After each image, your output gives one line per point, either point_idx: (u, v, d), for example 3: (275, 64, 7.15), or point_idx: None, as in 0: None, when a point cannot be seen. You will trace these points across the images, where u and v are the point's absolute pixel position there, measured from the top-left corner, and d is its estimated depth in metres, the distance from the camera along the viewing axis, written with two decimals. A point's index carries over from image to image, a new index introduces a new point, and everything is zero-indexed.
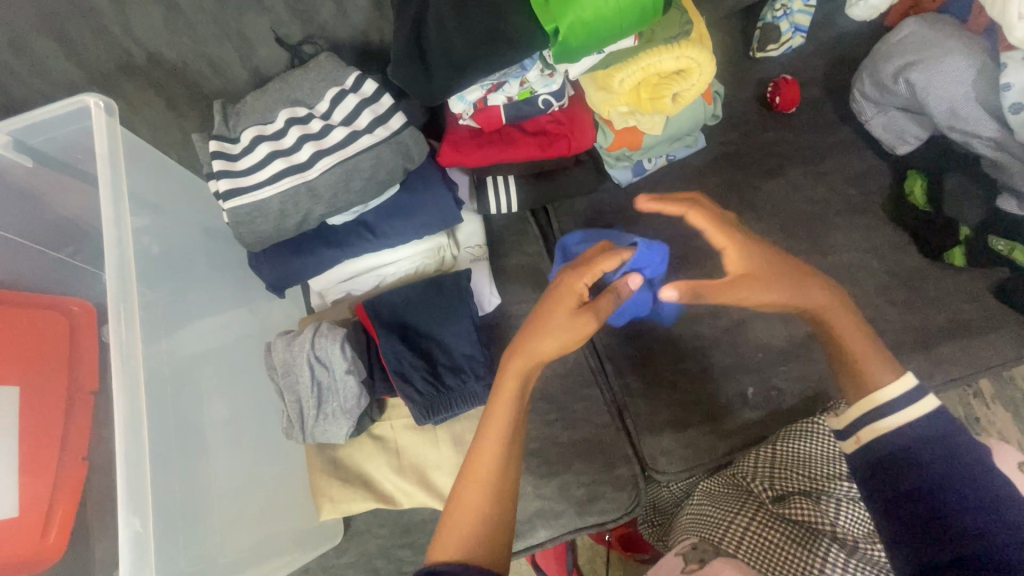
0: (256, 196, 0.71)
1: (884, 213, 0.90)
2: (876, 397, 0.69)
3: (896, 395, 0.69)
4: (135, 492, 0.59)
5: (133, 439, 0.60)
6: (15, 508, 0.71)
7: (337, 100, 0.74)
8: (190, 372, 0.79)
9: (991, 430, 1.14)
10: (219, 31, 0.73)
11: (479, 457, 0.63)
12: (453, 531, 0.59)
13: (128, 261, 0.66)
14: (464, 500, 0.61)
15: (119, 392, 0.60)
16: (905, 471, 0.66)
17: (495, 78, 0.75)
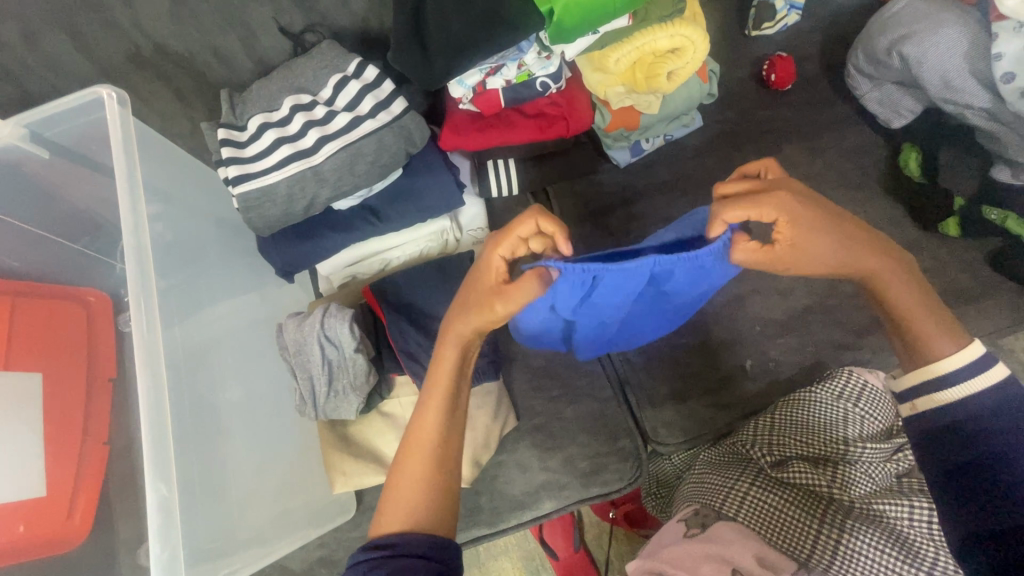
0: (265, 181, 0.73)
1: (880, 186, 0.91)
2: (936, 368, 0.64)
3: (963, 371, 0.64)
4: (159, 460, 0.62)
5: (155, 412, 0.62)
6: (42, 488, 0.74)
7: (340, 87, 0.76)
8: (204, 355, 0.82)
9: None
10: (224, 22, 0.75)
11: (420, 428, 0.65)
12: (393, 500, 0.62)
13: (144, 246, 0.68)
14: (403, 471, 0.63)
15: (140, 366, 0.63)
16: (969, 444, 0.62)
17: (493, 61, 0.77)
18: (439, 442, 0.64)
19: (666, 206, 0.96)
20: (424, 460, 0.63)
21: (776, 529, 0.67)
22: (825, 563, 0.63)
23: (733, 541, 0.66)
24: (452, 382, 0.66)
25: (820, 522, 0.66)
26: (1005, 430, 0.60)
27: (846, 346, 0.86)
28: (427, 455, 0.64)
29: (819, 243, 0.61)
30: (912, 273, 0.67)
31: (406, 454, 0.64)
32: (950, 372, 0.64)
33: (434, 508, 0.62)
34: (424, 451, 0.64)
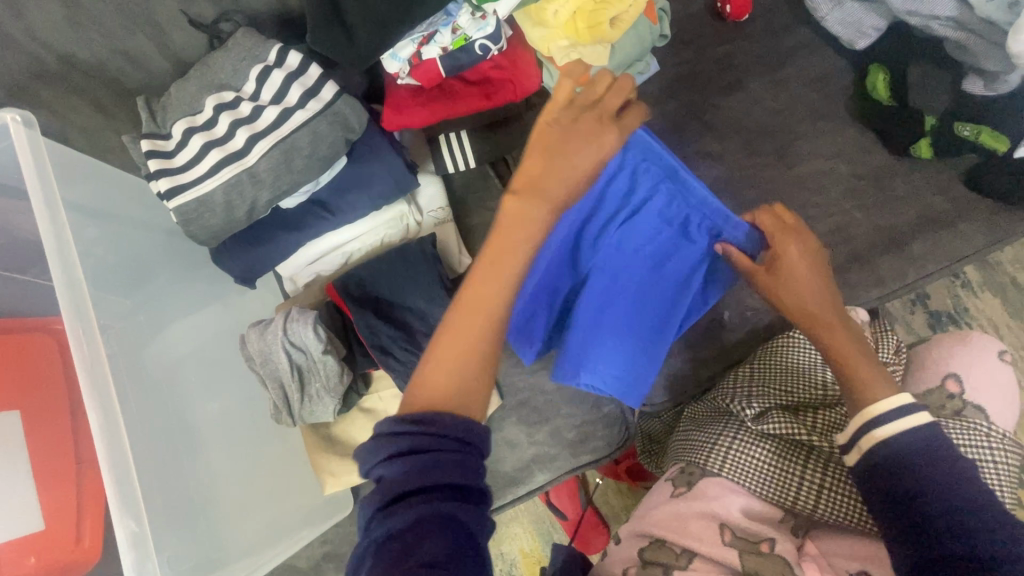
0: (199, 191, 0.69)
1: (848, 113, 0.86)
2: (872, 411, 0.59)
3: (895, 424, 0.58)
4: (127, 500, 0.62)
5: (115, 454, 0.62)
6: (40, 520, 0.73)
7: (263, 78, 0.71)
8: (140, 376, 0.78)
9: (967, 318, 1.22)
10: (130, 22, 0.70)
11: (474, 287, 0.53)
12: (447, 369, 0.51)
13: (76, 271, 0.65)
14: (448, 352, 0.52)
15: (92, 408, 0.61)
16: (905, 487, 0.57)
17: (424, 28, 0.73)
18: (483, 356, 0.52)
19: None
20: (475, 325, 0.52)
21: (762, 481, 0.67)
22: (810, 508, 0.65)
23: (718, 496, 0.67)
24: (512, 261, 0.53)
25: (802, 470, 0.67)
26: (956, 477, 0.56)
27: None
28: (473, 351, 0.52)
29: (810, 287, 0.62)
30: (868, 349, 0.63)
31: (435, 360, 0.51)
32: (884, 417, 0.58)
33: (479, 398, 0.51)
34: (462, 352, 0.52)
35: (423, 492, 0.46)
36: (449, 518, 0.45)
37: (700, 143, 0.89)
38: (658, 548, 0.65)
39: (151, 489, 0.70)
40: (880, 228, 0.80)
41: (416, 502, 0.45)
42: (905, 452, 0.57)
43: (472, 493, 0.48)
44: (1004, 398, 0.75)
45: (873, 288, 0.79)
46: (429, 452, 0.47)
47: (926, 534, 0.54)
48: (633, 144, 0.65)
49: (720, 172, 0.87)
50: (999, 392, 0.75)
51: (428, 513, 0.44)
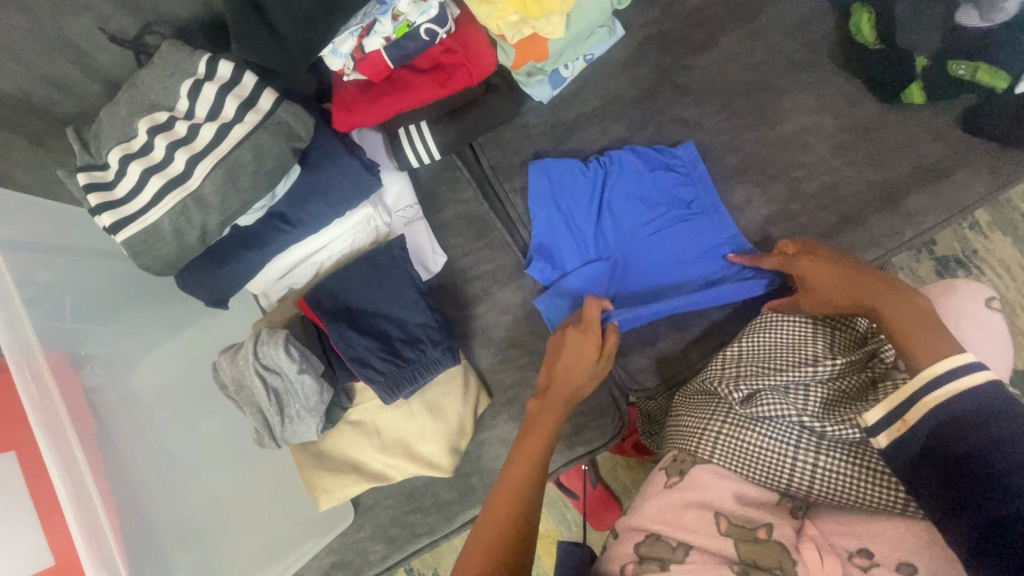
0: (145, 221, 0.66)
1: (832, 62, 0.80)
2: (930, 371, 0.54)
3: (954, 382, 0.53)
4: (104, 558, 0.59)
5: (86, 512, 0.59)
6: (50, 554, 0.62)
7: (194, 94, 0.67)
8: (120, 421, 0.76)
9: (975, 261, 1.16)
10: (47, 47, 0.65)
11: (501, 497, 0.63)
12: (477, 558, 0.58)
13: (20, 321, 0.64)
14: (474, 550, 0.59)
15: (53, 464, 0.58)
16: (947, 445, 0.52)
17: (359, 20, 0.67)
18: (530, 484, 0.64)
19: (602, 134, 0.85)
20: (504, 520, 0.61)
21: (753, 464, 0.64)
22: (804, 488, 0.63)
23: (711, 484, 0.65)
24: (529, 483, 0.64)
25: (796, 449, 0.63)
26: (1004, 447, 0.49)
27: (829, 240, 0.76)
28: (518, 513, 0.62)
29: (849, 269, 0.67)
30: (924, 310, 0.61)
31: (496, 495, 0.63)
32: (939, 376, 0.54)
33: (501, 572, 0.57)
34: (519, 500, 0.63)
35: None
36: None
37: (674, 110, 0.83)
38: (654, 543, 0.63)
39: (134, 536, 0.68)
40: (872, 184, 0.75)
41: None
42: (964, 411, 0.52)
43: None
44: (997, 349, 0.68)
45: (867, 250, 0.74)
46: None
47: (983, 499, 0.48)
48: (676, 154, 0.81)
49: (698, 139, 0.82)
50: (989, 344, 0.68)
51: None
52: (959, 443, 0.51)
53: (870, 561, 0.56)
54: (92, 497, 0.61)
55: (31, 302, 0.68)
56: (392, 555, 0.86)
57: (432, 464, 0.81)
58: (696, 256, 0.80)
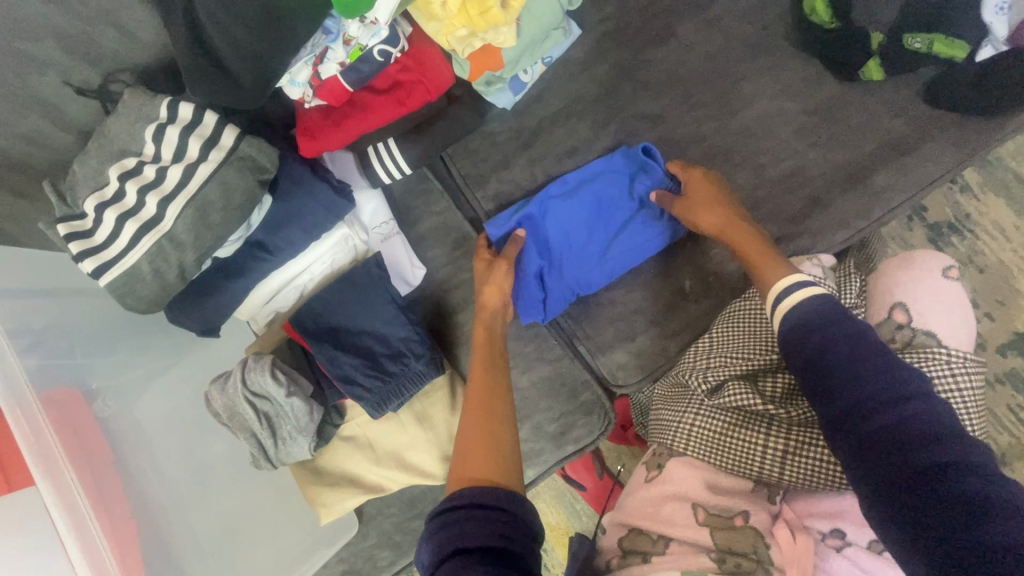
0: (125, 264, 0.69)
1: (790, 44, 0.80)
2: (776, 288, 0.63)
3: (801, 293, 0.61)
4: None
5: (89, 546, 0.62)
6: None
7: (160, 138, 0.69)
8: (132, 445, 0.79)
9: (968, 225, 1.14)
10: (17, 105, 0.68)
11: (473, 397, 0.69)
12: (469, 447, 0.62)
13: (15, 370, 0.65)
14: (466, 442, 0.63)
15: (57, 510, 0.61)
16: (794, 351, 0.57)
17: (309, 51, 0.68)
18: (493, 391, 0.70)
19: (568, 136, 0.85)
20: (483, 415, 0.66)
21: (720, 450, 0.68)
22: (776, 476, 0.65)
23: (685, 476, 0.69)
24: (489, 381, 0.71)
25: (765, 438, 0.65)
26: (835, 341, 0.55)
27: (800, 221, 0.76)
28: (487, 420, 0.66)
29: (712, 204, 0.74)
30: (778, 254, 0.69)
31: (468, 411, 0.67)
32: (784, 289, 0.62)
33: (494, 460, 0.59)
34: (488, 413, 0.67)
35: (456, 555, 0.48)
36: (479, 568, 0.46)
37: (638, 105, 0.83)
38: (636, 536, 0.66)
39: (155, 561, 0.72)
40: (833, 166, 0.76)
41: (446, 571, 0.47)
42: (811, 319, 0.58)
43: (507, 553, 0.49)
44: (963, 319, 0.68)
45: (838, 231, 0.75)
46: (456, 522, 0.51)
47: (830, 391, 0.53)
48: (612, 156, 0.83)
49: (662, 132, 0.82)
50: (955, 314, 0.68)
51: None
52: (802, 346, 0.57)
53: (843, 541, 0.60)
54: (96, 539, 0.63)
55: (33, 344, 0.70)
56: (398, 560, 0.91)
57: (426, 472, 0.84)
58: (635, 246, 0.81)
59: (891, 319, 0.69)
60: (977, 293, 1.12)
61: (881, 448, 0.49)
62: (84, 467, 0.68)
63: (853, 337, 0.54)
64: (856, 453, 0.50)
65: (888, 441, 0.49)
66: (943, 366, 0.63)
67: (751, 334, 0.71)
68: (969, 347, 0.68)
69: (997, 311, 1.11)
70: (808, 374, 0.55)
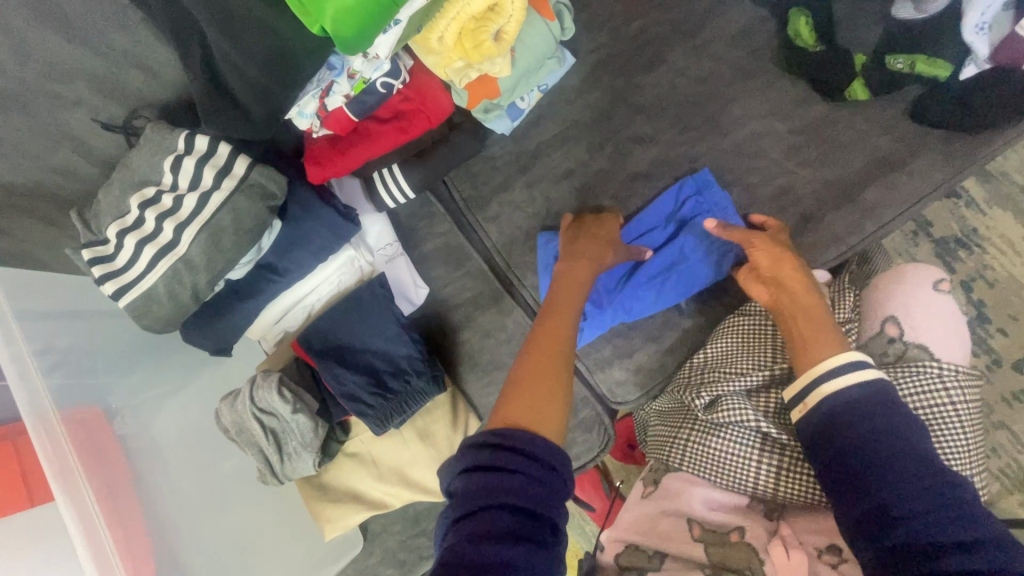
0: (143, 286, 0.73)
1: (776, 66, 0.83)
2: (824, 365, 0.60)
3: (852, 377, 0.59)
4: None
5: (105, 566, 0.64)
6: None
7: (177, 168, 0.74)
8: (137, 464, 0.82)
9: (976, 239, 1.12)
10: (48, 140, 0.73)
11: (541, 339, 0.66)
12: (521, 388, 0.59)
13: (40, 391, 0.69)
14: (520, 383, 0.60)
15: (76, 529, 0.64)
16: (837, 433, 0.58)
17: (315, 87, 0.72)
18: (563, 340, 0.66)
19: (564, 159, 0.88)
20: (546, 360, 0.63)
21: (717, 470, 0.68)
22: (770, 490, 0.66)
23: (682, 489, 0.70)
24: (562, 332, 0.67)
25: (759, 454, 0.67)
26: (878, 435, 0.56)
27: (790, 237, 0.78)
28: (552, 363, 0.63)
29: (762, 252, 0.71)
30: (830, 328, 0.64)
31: (531, 352, 0.64)
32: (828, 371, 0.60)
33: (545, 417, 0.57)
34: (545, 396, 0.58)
35: (491, 509, 0.48)
36: (513, 536, 0.46)
37: (631, 129, 0.86)
38: (632, 551, 0.66)
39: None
40: (821, 183, 0.79)
41: (477, 521, 0.47)
42: (853, 403, 0.58)
43: (540, 520, 0.48)
44: (951, 329, 0.69)
45: (832, 247, 0.77)
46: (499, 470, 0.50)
47: (864, 488, 0.54)
48: (660, 195, 0.84)
49: (655, 153, 0.85)
50: (944, 324, 0.69)
51: (482, 544, 0.45)
52: (845, 429, 0.57)
53: (839, 557, 0.59)
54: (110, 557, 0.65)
55: (56, 363, 0.73)
56: None
57: (428, 489, 0.85)
58: (684, 275, 0.79)
59: (883, 333, 0.70)
60: (988, 308, 1.10)
61: (912, 553, 0.51)
62: (103, 487, 0.71)
63: (897, 434, 0.55)
64: (883, 552, 0.52)
65: (915, 546, 0.51)
66: (934, 380, 0.64)
67: (742, 349, 0.72)
68: (961, 357, 0.69)
69: (1010, 326, 1.09)
70: (847, 462, 0.56)
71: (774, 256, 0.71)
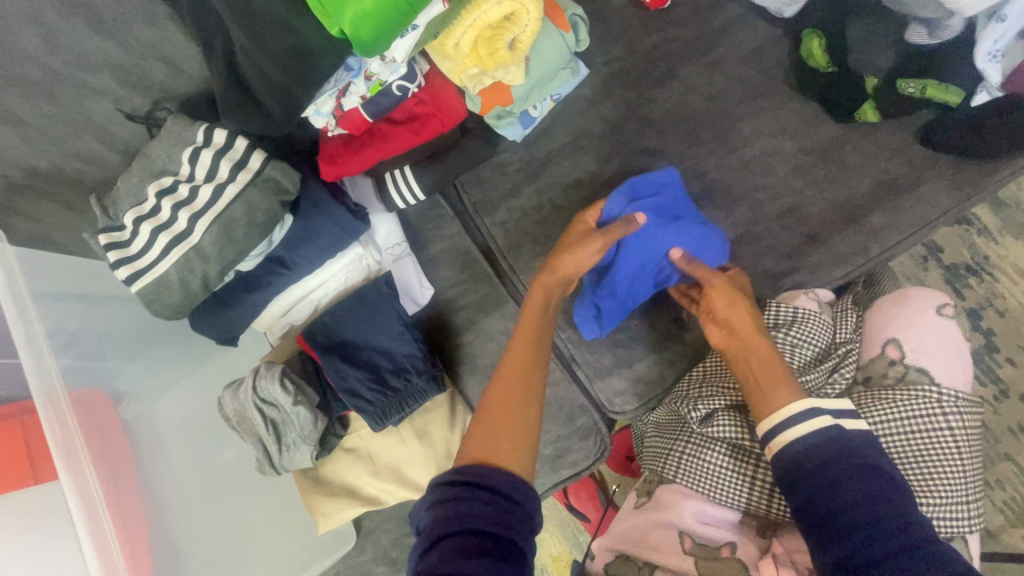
0: (155, 273, 0.75)
1: (787, 86, 0.84)
2: (781, 413, 0.60)
3: (805, 425, 0.58)
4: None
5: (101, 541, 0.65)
6: None
7: (194, 160, 0.76)
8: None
9: (986, 267, 1.11)
10: (72, 127, 0.75)
11: (507, 368, 0.68)
12: (488, 426, 0.62)
13: (49, 367, 0.70)
14: (485, 421, 0.62)
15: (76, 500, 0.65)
16: (802, 479, 0.57)
17: (331, 86, 0.74)
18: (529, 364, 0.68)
19: (573, 169, 0.89)
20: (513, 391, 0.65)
21: (710, 485, 0.68)
22: (765, 508, 0.66)
23: (675, 501, 0.69)
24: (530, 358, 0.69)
25: (755, 470, 0.67)
26: (844, 480, 0.55)
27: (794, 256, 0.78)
28: (519, 393, 0.65)
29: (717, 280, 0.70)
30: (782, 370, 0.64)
31: (498, 383, 0.66)
32: (790, 420, 0.59)
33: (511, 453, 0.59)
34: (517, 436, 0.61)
35: (457, 535, 0.51)
36: (476, 558, 0.49)
37: (641, 142, 0.87)
38: (622, 563, 0.67)
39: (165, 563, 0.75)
40: (828, 204, 0.79)
41: (442, 549, 0.50)
42: (815, 449, 0.57)
43: (505, 542, 0.51)
44: (954, 353, 0.70)
45: (836, 267, 0.77)
46: (461, 498, 0.53)
47: (834, 536, 0.54)
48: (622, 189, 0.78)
49: (663, 167, 0.86)
50: (946, 348, 0.70)
51: (447, 571, 0.48)
52: (810, 475, 0.57)
53: None
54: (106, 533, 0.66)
55: (66, 344, 0.75)
56: None
57: (422, 488, 0.86)
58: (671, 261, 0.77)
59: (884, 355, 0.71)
60: (996, 337, 1.09)
61: None
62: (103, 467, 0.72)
63: (863, 479, 0.55)
64: None
65: None
66: (933, 403, 0.65)
67: None
68: (963, 381, 0.69)
69: (1019, 357, 1.08)
70: (817, 508, 0.55)
71: (727, 297, 0.69)
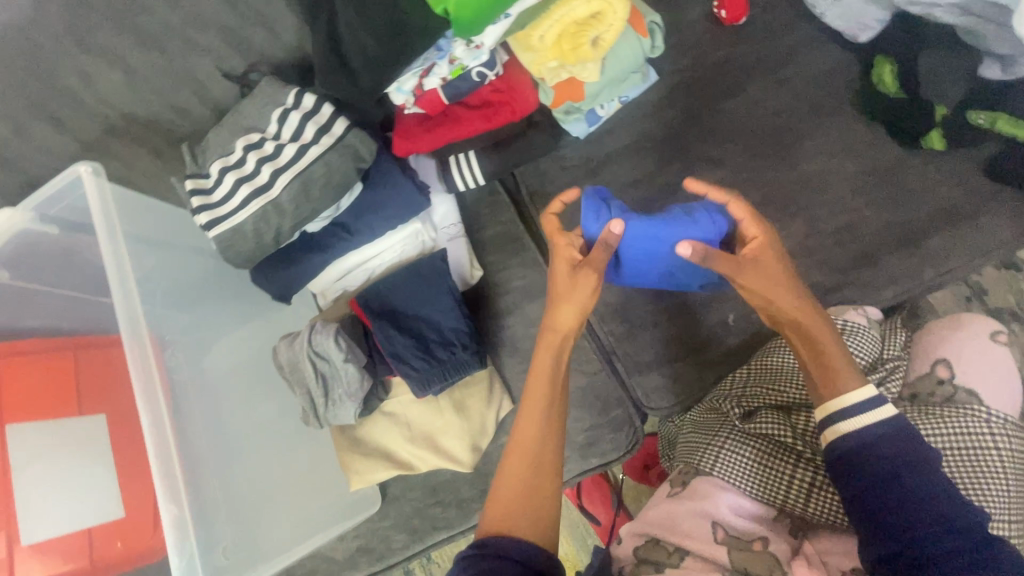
0: (234, 221, 0.80)
1: (854, 109, 0.86)
2: (844, 400, 0.61)
3: (867, 415, 0.60)
4: (171, 487, 0.68)
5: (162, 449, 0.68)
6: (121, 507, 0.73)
7: (283, 120, 0.81)
8: (181, 392, 0.85)
9: None
10: (174, 79, 0.80)
11: (522, 429, 0.67)
12: (509, 487, 0.65)
13: (127, 274, 0.72)
14: (506, 476, 0.65)
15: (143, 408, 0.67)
16: (856, 474, 0.59)
17: (419, 64, 0.78)
18: (554, 423, 0.68)
19: (633, 169, 0.92)
20: (528, 452, 0.66)
21: (747, 479, 0.70)
22: (799, 508, 0.68)
23: (710, 492, 0.70)
24: (545, 408, 0.68)
25: (792, 470, 0.69)
26: (897, 476, 0.58)
27: (845, 273, 0.80)
28: (537, 447, 0.66)
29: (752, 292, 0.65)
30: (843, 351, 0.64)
31: (517, 441, 0.67)
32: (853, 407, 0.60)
33: (529, 519, 0.62)
34: (539, 483, 0.65)
35: None
36: None
37: (703, 149, 0.90)
38: (653, 547, 0.68)
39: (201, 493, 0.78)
40: (885, 226, 0.80)
41: None
42: (872, 444, 0.59)
43: None
44: (1001, 378, 0.71)
45: (887, 288, 0.79)
46: (483, 558, 0.59)
47: (890, 531, 0.57)
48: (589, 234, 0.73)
49: (722, 175, 0.88)
50: (994, 373, 0.72)
51: None
52: (865, 472, 0.59)
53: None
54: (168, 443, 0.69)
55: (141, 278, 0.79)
56: (411, 545, 0.94)
57: (454, 458, 0.88)
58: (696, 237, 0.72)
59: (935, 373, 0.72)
60: None
61: None
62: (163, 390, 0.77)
63: (916, 475, 0.58)
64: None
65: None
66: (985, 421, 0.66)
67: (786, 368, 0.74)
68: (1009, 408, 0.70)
69: None
70: (870, 502, 0.58)
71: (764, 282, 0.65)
